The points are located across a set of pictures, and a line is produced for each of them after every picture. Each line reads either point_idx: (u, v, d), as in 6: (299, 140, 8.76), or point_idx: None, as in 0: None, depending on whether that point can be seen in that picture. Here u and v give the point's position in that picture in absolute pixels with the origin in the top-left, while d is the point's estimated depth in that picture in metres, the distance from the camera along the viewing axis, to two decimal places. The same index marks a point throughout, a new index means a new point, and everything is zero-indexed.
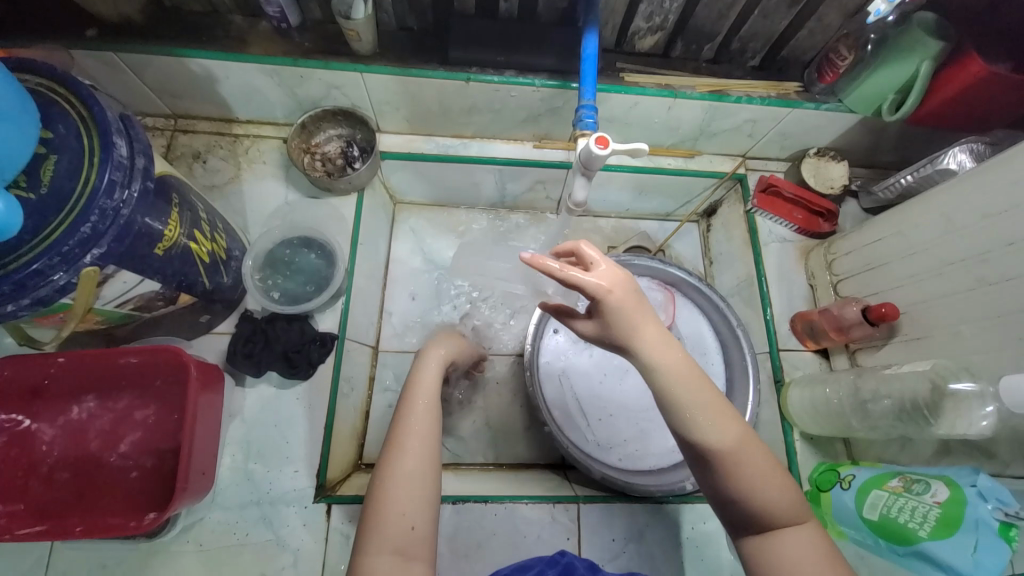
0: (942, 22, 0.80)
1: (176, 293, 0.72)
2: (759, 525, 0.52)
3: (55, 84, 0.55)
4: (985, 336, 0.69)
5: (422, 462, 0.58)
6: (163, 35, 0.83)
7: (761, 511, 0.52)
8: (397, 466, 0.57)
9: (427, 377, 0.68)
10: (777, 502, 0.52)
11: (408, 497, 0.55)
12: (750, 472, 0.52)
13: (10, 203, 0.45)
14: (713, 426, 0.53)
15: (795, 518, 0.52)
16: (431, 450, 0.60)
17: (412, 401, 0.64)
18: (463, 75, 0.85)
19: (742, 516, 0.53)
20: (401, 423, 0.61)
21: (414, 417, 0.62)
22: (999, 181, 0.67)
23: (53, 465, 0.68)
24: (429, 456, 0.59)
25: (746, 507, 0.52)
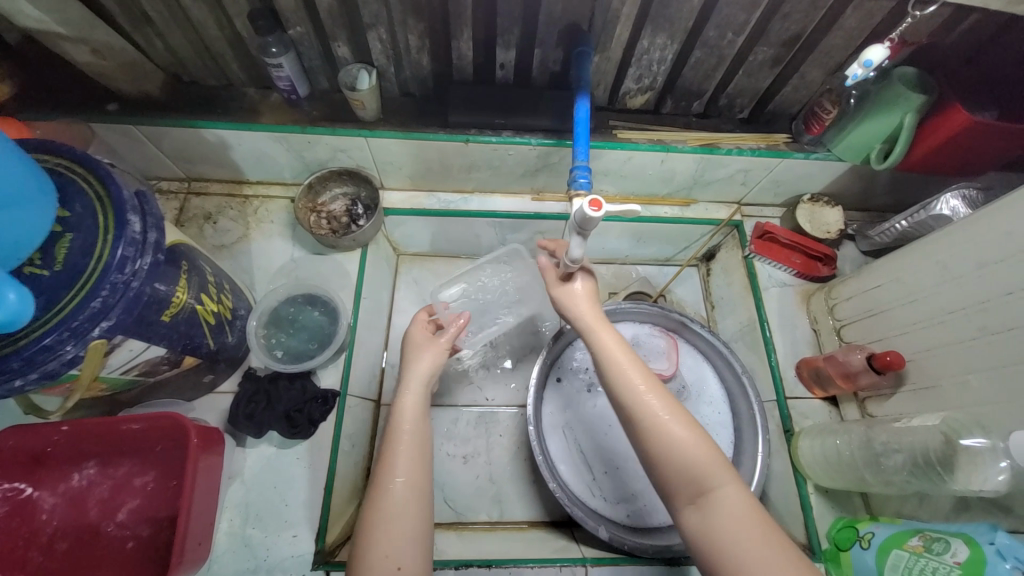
0: (922, 77, 0.83)
1: (181, 356, 0.72)
2: (692, 492, 0.57)
3: (74, 164, 0.58)
4: (994, 388, 0.67)
5: (408, 498, 0.62)
6: (180, 109, 0.88)
7: (689, 474, 0.58)
8: (383, 507, 0.61)
9: (410, 409, 0.69)
10: (701, 462, 0.58)
11: (393, 537, 0.59)
12: (673, 432, 0.60)
13: (22, 293, 0.47)
14: (640, 393, 0.64)
15: (723, 482, 0.57)
16: (418, 485, 0.63)
17: (397, 439, 0.66)
18: (462, 137, 0.89)
19: (673, 483, 0.59)
20: (387, 461, 0.65)
21: (398, 456, 0.65)
22: (992, 231, 0.67)
23: (51, 535, 0.67)
24: (414, 494, 0.62)
25: (678, 473, 0.58)
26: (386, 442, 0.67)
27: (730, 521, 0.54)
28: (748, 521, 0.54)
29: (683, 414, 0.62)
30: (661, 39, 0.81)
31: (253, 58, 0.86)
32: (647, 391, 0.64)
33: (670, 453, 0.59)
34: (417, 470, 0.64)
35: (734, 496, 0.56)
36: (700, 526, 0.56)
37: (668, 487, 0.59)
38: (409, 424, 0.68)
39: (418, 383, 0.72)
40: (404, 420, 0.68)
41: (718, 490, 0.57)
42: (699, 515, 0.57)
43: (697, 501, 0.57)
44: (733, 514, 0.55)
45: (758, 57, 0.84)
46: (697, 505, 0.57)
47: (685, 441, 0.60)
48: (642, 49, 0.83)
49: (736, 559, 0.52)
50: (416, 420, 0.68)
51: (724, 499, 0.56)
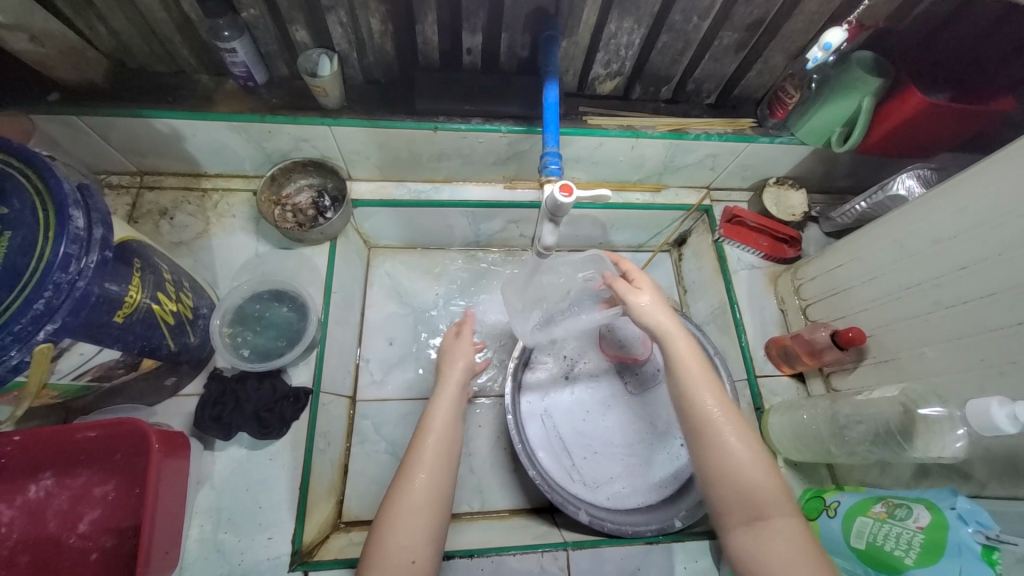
0: (879, 60, 0.85)
1: (138, 359, 0.69)
2: (748, 516, 0.61)
3: (11, 157, 0.54)
4: (948, 358, 0.70)
5: (430, 496, 0.64)
6: (128, 97, 0.83)
7: (745, 498, 0.62)
8: (408, 501, 0.63)
9: (442, 410, 0.73)
10: (763, 492, 0.61)
11: (411, 532, 0.61)
12: (742, 461, 0.63)
13: None
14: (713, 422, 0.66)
15: (781, 511, 0.60)
16: (439, 484, 0.66)
17: (427, 434, 0.70)
18: (430, 124, 0.87)
19: (732, 506, 0.62)
20: (414, 458, 0.68)
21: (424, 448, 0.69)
22: (945, 209, 0.70)
23: (11, 548, 0.63)
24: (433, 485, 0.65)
25: (741, 498, 0.62)
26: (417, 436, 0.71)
27: (785, 546, 0.58)
28: (803, 547, 0.58)
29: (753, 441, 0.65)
30: (628, 23, 0.81)
31: (204, 43, 0.82)
32: (721, 414, 0.66)
33: (742, 480, 0.62)
34: (441, 476, 0.67)
35: (793, 523, 0.60)
36: (750, 546, 0.60)
37: (723, 506, 0.63)
38: (443, 423, 0.71)
39: (454, 378, 0.77)
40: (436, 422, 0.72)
41: (773, 518, 0.60)
42: (751, 535, 0.60)
43: (750, 524, 0.61)
44: (785, 541, 0.58)
45: (723, 41, 0.85)
46: (751, 527, 0.61)
47: (755, 471, 0.62)
48: (610, 33, 0.82)
49: None
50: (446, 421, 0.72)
51: (782, 527, 0.59)
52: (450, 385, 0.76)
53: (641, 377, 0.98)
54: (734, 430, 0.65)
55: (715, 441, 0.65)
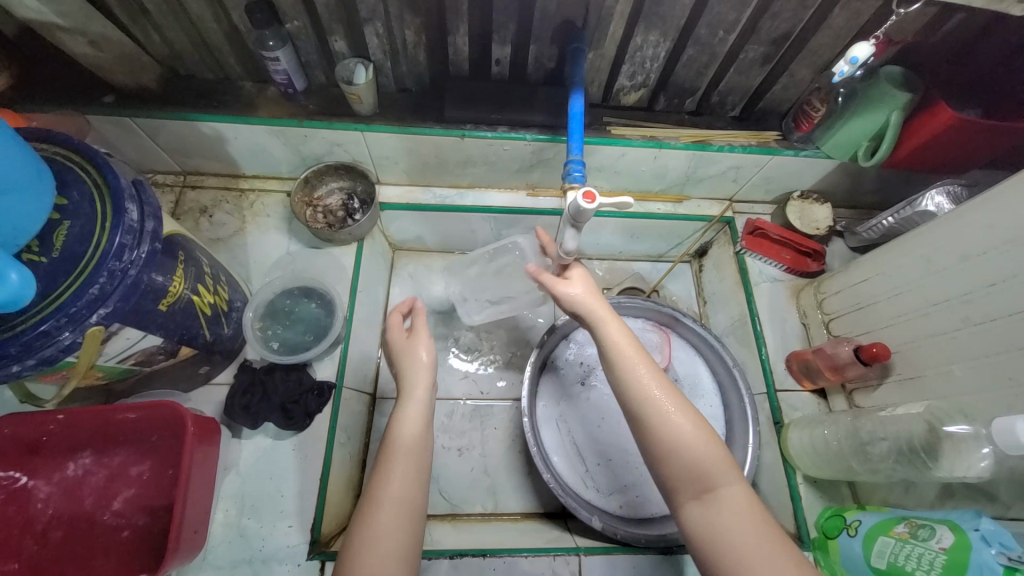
0: (907, 76, 0.85)
1: (177, 347, 0.73)
2: (698, 490, 0.59)
3: (73, 153, 0.58)
4: (977, 376, 0.69)
5: (401, 503, 0.62)
6: (176, 101, 0.88)
7: (696, 473, 0.59)
8: (376, 510, 0.61)
9: (412, 408, 0.70)
10: (709, 462, 0.59)
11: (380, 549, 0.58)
12: (681, 433, 0.61)
13: (25, 275, 0.46)
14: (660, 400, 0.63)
15: (726, 481, 0.59)
16: (414, 483, 0.64)
17: (398, 438, 0.67)
18: (458, 132, 0.90)
19: (679, 481, 0.60)
20: (382, 464, 0.65)
21: (394, 468, 0.65)
22: (974, 224, 0.69)
23: (46, 524, 0.66)
24: (400, 509, 0.62)
25: (687, 473, 0.59)
26: (383, 455, 0.67)
27: (735, 519, 0.56)
28: (751, 519, 0.56)
29: (694, 416, 0.63)
30: (654, 36, 0.82)
31: (249, 52, 0.87)
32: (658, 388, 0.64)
33: (678, 449, 0.60)
34: (413, 479, 0.64)
35: (738, 493, 0.58)
36: (703, 523, 0.57)
37: (673, 481, 0.60)
38: (415, 417, 0.69)
39: (420, 371, 0.74)
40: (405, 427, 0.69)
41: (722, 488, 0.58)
42: (703, 512, 0.58)
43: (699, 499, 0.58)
44: (735, 512, 0.57)
45: (749, 54, 0.86)
46: (703, 501, 0.58)
47: (699, 443, 0.60)
48: (635, 46, 0.84)
49: (739, 555, 0.54)
50: (415, 435, 0.68)
51: (728, 497, 0.58)
52: (416, 390, 0.72)
53: None
54: (669, 399, 0.63)
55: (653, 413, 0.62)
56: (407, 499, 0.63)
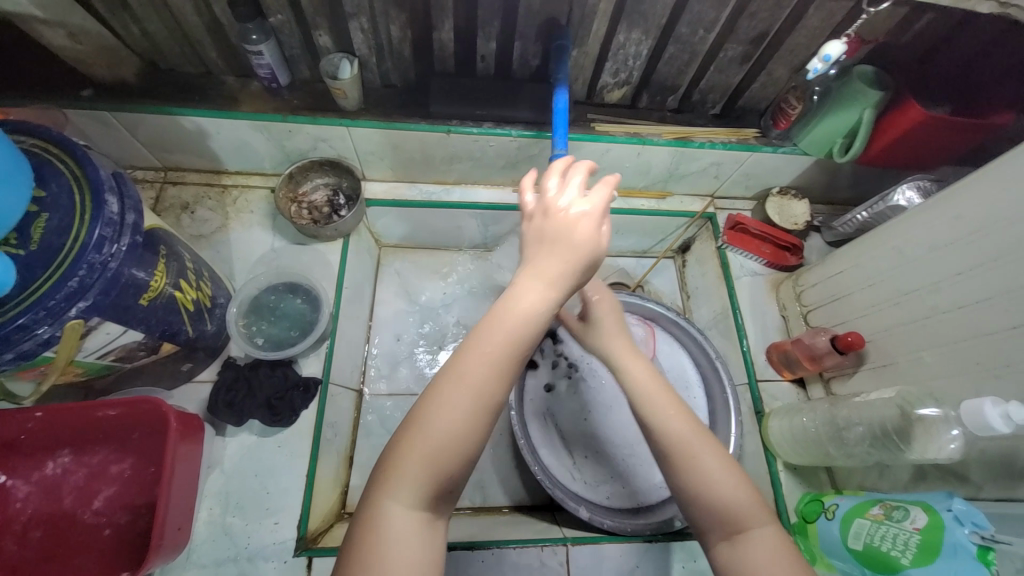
0: (879, 75, 0.88)
1: (159, 343, 0.71)
2: (727, 530, 0.55)
3: (50, 145, 0.57)
4: (945, 362, 0.71)
5: (487, 404, 0.48)
6: (157, 95, 0.87)
7: (726, 512, 0.55)
8: (454, 405, 0.47)
9: (536, 285, 0.51)
10: (739, 503, 0.55)
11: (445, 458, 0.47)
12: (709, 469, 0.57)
13: None
14: (685, 435, 0.59)
15: (757, 521, 0.55)
16: (503, 378, 0.49)
17: (510, 324, 0.49)
18: (444, 127, 0.90)
19: (708, 519, 0.56)
20: (476, 349, 0.49)
21: (492, 350, 0.49)
22: (942, 216, 0.72)
23: (25, 524, 0.65)
24: (478, 404, 0.48)
25: (714, 512, 0.55)
26: (488, 323, 0.50)
27: (768, 561, 0.52)
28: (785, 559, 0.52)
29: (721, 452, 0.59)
30: (636, 34, 0.84)
31: (232, 46, 0.86)
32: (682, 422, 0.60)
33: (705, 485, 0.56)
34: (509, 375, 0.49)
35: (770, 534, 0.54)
36: (733, 564, 0.54)
37: (701, 521, 0.56)
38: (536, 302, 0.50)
39: (566, 240, 0.52)
40: (526, 307, 0.50)
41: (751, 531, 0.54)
42: (731, 552, 0.55)
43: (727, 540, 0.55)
44: (765, 555, 0.53)
45: (728, 53, 0.88)
46: (731, 541, 0.55)
47: (731, 484, 0.56)
48: (618, 44, 0.86)
49: None
50: (527, 319, 0.50)
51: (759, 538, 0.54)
52: (559, 257, 0.52)
53: None
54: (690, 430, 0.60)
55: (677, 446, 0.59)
56: (489, 393, 0.48)
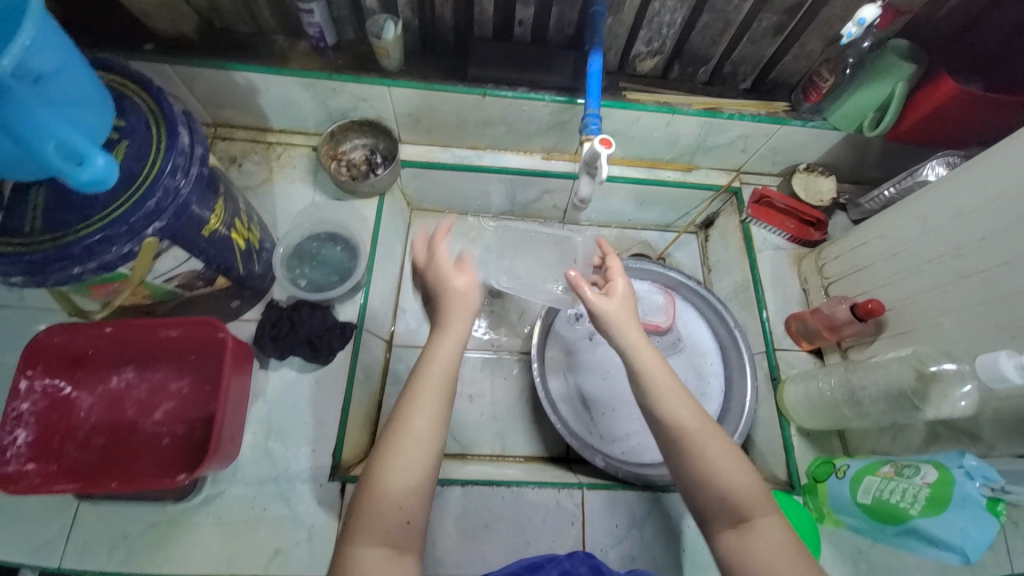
0: (914, 50, 0.89)
1: (215, 276, 0.78)
2: (733, 518, 0.58)
3: (129, 81, 0.63)
4: (963, 326, 0.73)
5: (421, 448, 0.60)
6: (213, 52, 0.92)
7: (730, 502, 0.58)
8: (395, 448, 0.60)
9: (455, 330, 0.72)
10: (743, 492, 0.58)
11: (398, 495, 0.58)
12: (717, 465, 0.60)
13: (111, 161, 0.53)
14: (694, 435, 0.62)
15: (763, 509, 0.58)
16: (433, 426, 0.62)
17: (425, 384, 0.65)
18: (480, 90, 0.94)
19: (712, 509, 0.59)
20: (405, 407, 0.63)
21: (422, 400, 0.63)
22: (969, 183, 0.73)
23: (88, 431, 0.71)
24: (424, 453, 0.60)
25: (721, 503, 0.59)
26: (412, 382, 0.66)
27: (774, 551, 0.55)
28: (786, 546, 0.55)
29: (731, 446, 0.62)
30: (672, 2, 0.86)
31: (284, 6, 0.90)
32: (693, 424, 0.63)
33: (713, 481, 0.59)
34: (437, 420, 0.63)
35: (776, 523, 0.57)
36: (734, 553, 0.56)
37: (707, 511, 0.59)
38: (452, 345, 0.70)
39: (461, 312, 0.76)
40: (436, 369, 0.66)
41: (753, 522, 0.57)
42: (738, 540, 0.57)
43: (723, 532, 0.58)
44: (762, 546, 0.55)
45: (762, 23, 0.89)
46: (738, 529, 0.57)
47: (732, 478, 0.59)
48: (653, 11, 0.88)
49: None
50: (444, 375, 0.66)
51: (766, 527, 0.56)
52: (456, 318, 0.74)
53: (660, 344, 1.02)
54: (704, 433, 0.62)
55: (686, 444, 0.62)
56: (429, 437, 0.61)
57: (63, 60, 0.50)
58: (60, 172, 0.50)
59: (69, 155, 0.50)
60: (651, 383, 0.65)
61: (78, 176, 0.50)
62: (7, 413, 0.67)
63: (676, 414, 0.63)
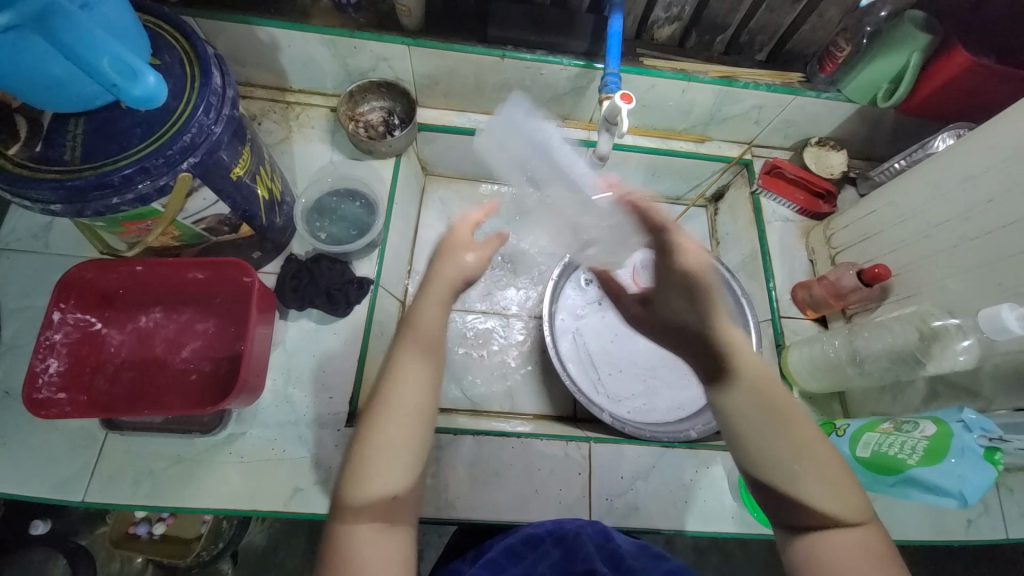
0: (929, 21, 0.90)
1: (240, 223, 0.80)
2: (807, 525, 0.55)
3: (163, 23, 0.65)
4: (967, 288, 0.75)
5: (408, 420, 0.56)
6: (236, 6, 0.93)
7: (812, 513, 0.55)
8: (381, 418, 0.56)
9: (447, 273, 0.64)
10: (832, 503, 0.55)
11: (386, 467, 0.55)
12: (819, 478, 0.55)
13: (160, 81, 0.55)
14: (799, 449, 0.57)
15: (852, 521, 0.54)
16: (424, 398, 0.58)
17: (410, 351, 0.59)
18: (499, 51, 0.95)
19: (790, 516, 0.56)
20: (392, 374, 0.58)
21: (408, 367, 0.58)
22: (980, 147, 0.74)
23: (119, 365, 0.76)
24: (411, 424, 0.56)
25: (803, 512, 0.55)
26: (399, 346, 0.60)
27: (849, 558, 0.53)
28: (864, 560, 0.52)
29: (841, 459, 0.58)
30: None
31: None
32: (810, 441, 0.57)
33: (804, 494, 0.55)
34: (426, 386, 0.58)
35: (859, 538, 0.54)
36: (809, 558, 0.54)
37: (784, 518, 0.56)
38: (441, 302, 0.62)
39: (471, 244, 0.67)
40: (423, 329, 0.60)
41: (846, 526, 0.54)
42: (812, 543, 0.54)
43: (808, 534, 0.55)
44: (849, 547, 0.53)
45: None
46: (807, 536, 0.55)
47: (828, 486, 0.55)
48: None
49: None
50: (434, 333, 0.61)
51: (850, 537, 0.54)
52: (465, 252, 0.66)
53: None
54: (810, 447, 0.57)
55: (789, 463, 0.56)
56: (420, 405, 0.57)
57: None
58: (115, 87, 0.52)
59: (122, 70, 0.51)
60: (782, 406, 0.58)
61: (128, 91, 0.53)
62: (41, 341, 0.70)
63: (779, 437, 0.57)
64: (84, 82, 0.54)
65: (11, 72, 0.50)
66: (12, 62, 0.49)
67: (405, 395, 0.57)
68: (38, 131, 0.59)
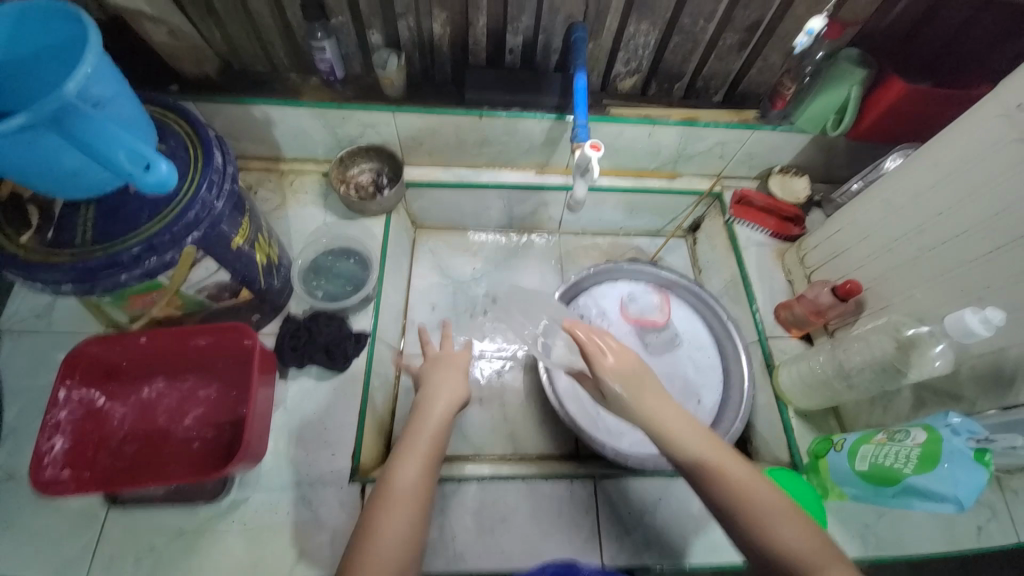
0: (864, 57, 0.99)
1: (239, 288, 0.83)
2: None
3: (169, 111, 0.71)
4: (933, 296, 0.80)
5: (409, 502, 0.62)
6: (232, 90, 1.01)
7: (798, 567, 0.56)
8: (386, 499, 0.62)
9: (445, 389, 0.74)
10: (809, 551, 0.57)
11: (386, 546, 0.59)
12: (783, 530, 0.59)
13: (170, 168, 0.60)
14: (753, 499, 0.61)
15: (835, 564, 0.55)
16: (425, 481, 0.65)
17: (417, 437, 0.68)
18: (476, 112, 1.03)
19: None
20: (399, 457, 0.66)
21: (412, 454, 0.66)
22: (923, 166, 0.81)
23: (123, 438, 0.77)
24: (409, 508, 0.62)
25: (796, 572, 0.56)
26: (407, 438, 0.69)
27: None
28: None
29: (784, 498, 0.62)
30: (645, 27, 0.97)
31: (297, 46, 0.99)
32: (759, 492, 0.62)
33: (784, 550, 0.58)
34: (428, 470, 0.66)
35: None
36: None
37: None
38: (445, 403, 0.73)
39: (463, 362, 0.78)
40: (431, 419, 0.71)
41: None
42: None
43: None
44: None
45: (727, 41, 0.99)
46: None
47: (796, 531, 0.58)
48: (629, 35, 0.99)
49: None
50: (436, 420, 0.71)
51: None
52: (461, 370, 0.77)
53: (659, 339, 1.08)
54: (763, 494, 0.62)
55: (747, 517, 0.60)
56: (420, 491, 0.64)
57: (118, 91, 0.58)
58: (128, 176, 0.57)
59: (136, 161, 0.57)
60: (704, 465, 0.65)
61: (143, 180, 0.57)
62: (47, 420, 0.71)
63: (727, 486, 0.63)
64: (96, 170, 0.59)
65: (32, 167, 0.55)
66: (30, 157, 0.54)
67: (411, 482, 0.64)
68: (50, 219, 0.63)
